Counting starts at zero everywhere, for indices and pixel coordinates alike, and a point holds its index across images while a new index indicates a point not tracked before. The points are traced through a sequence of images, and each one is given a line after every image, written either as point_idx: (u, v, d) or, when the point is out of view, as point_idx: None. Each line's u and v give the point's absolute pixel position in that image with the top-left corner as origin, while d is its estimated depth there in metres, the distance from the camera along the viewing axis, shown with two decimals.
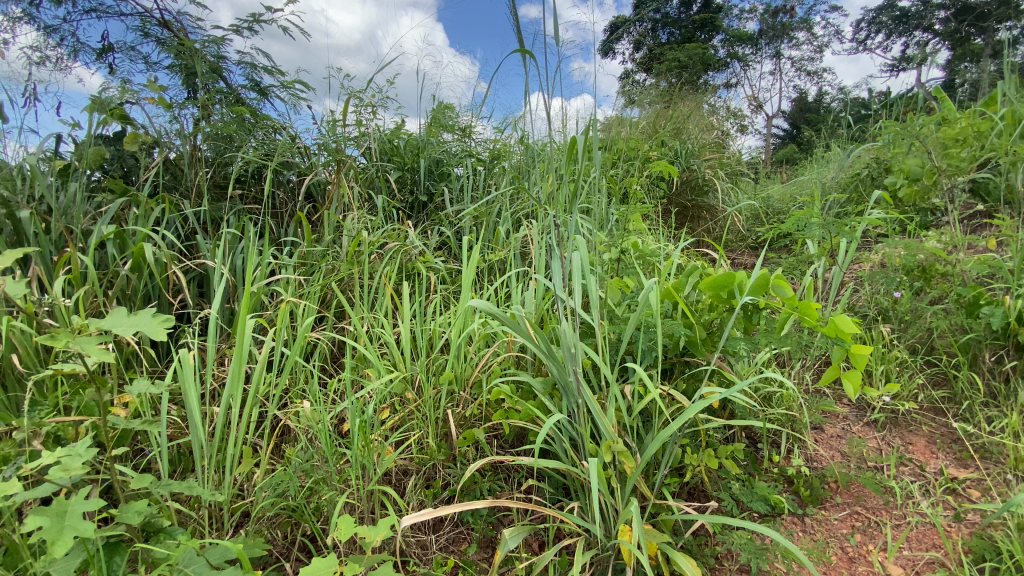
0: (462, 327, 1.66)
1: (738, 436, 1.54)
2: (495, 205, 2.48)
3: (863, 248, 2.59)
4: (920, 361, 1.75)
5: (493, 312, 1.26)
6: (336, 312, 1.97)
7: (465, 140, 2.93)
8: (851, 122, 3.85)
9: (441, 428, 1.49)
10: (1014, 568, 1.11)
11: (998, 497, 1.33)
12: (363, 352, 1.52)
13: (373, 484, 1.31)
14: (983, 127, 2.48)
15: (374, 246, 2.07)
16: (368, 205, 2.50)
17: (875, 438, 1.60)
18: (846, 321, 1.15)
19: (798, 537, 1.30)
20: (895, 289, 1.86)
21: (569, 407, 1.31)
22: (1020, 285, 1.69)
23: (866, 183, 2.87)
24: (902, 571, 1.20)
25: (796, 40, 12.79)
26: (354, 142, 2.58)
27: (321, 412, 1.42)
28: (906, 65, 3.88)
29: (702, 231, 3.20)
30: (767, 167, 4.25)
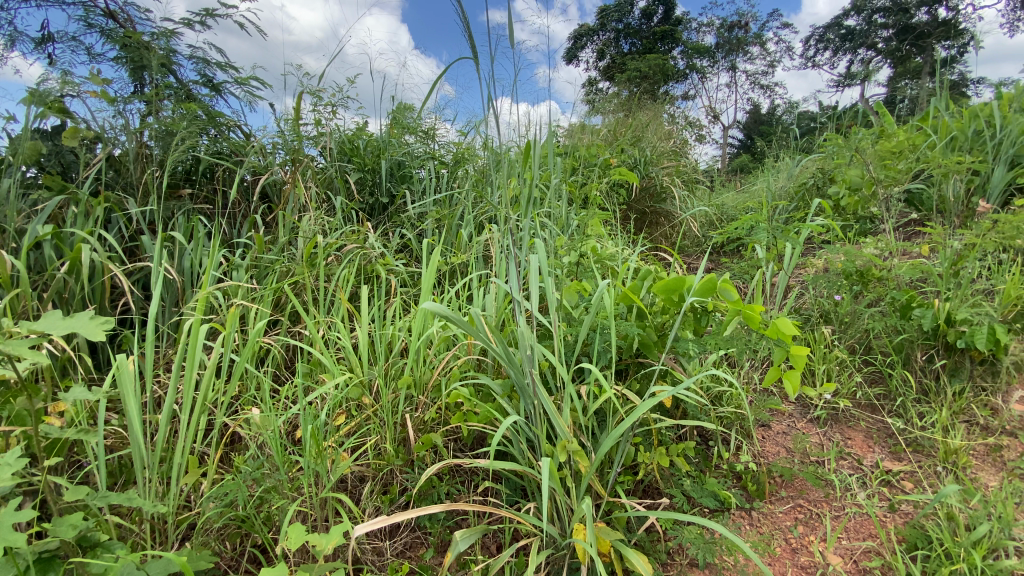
0: (421, 330, 1.64)
1: (690, 435, 1.59)
2: (457, 208, 2.48)
3: (808, 253, 2.73)
4: (858, 360, 1.85)
5: (448, 315, 1.21)
6: (291, 316, 1.92)
7: (428, 143, 2.91)
8: (799, 134, 4.05)
9: (399, 433, 1.47)
10: (942, 554, 1.19)
11: (929, 488, 1.42)
12: (318, 356, 1.49)
13: (327, 491, 1.28)
14: (918, 140, 2.65)
15: (331, 248, 2.03)
16: (326, 206, 2.46)
17: (817, 434, 1.68)
18: (787, 324, 1.22)
19: (745, 531, 1.36)
20: (835, 292, 1.97)
21: (526, 409, 1.32)
22: (947, 289, 1.82)
23: (812, 192, 3.02)
24: (841, 560, 1.27)
25: (750, 53, 13.29)
26: (312, 140, 2.52)
27: (272, 419, 1.38)
28: (850, 81, 4.12)
29: (659, 236, 3.30)
30: (722, 175, 4.41)
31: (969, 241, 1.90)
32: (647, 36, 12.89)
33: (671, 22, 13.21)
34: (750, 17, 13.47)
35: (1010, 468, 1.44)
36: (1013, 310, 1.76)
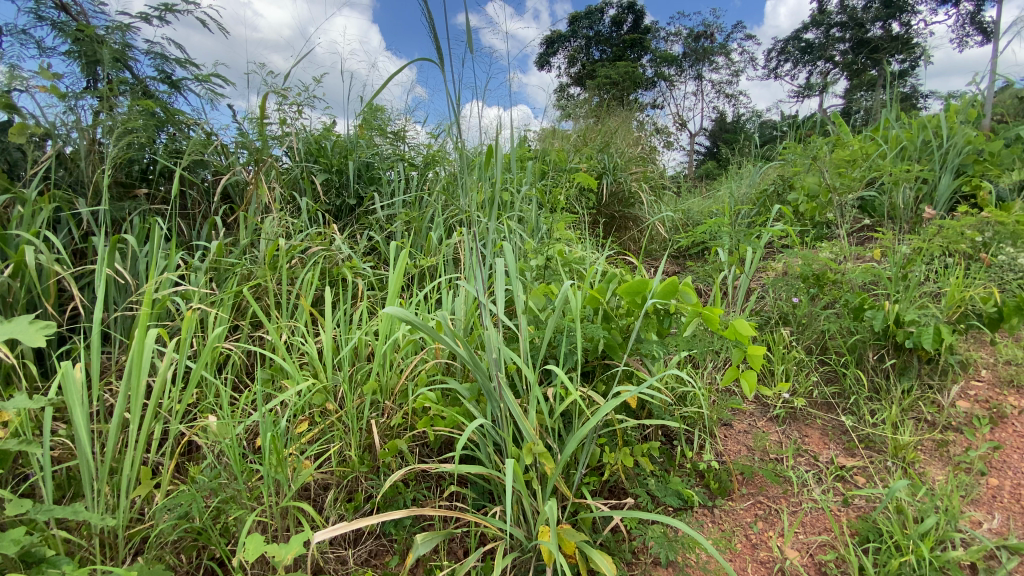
0: (388, 334, 1.62)
1: (655, 435, 1.63)
2: (427, 211, 2.46)
3: (768, 256, 2.82)
4: (814, 360, 1.92)
5: (413, 320, 1.19)
6: (252, 320, 1.87)
7: (398, 144, 2.88)
8: (761, 142, 4.19)
9: (364, 439, 1.44)
10: (892, 546, 1.24)
11: (880, 482, 1.48)
12: (279, 362, 1.45)
13: (288, 500, 1.25)
14: (871, 150, 2.77)
15: (295, 251, 1.98)
16: (291, 208, 2.41)
17: (777, 432, 1.73)
18: (744, 325, 1.25)
19: (707, 528, 1.39)
20: (794, 295, 2.03)
21: (493, 412, 1.31)
22: (896, 292, 1.90)
23: (772, 198, 3.12)
24: (798, 554, 1.31)
25: (716, 63, 13.66)
26: (276, 140, 2.46)
27: (231, 427, 1.33)
28: (809, 92, 4.28)
29: (627, 240, 3.35)
30: (688, 181, 4.52)
31: (916, 246, 2.00)
32: (617, 43, 13.11)
33: (640, 30, 13.47)
34: (716, 28, 13.86)
35: (953, 461, 1.52)
36: (956, 312, 1.86)
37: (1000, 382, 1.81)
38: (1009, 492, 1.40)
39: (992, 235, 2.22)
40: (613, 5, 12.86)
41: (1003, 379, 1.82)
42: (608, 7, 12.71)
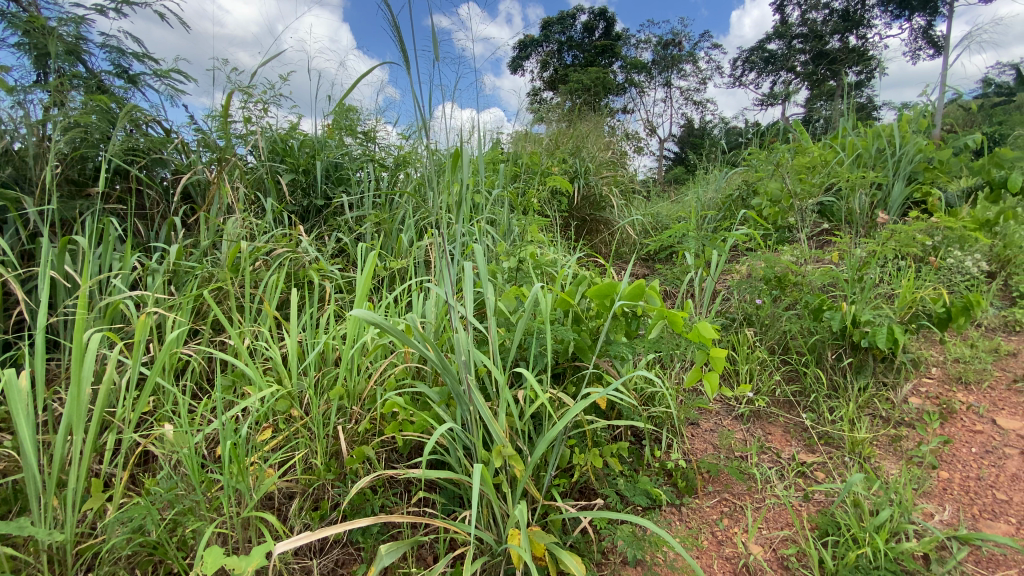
0: (356, 337, 1.59)
1: (624, 435, 1.65)
2: (397, 213, 2.43)
3: (733, 259, 2.90)
4: (776, 360, 1.97)
5: (380, 323, 1.17)
6: (213, 324, 1.81)
7: (368, 145, 2.84)
8: (727, 148, 4.30)
9: (330, 446, 1.41)
10: (850, 539, 1.28)
11: (839, 477, 1.53)
12: (240, 368, 1.40)
13: (250, 510, 1.21)
14: (829, 157, 2.87)
15: (258, 253, 1.92)
16: (255, 208, 2.34)
17: (741, 430, 1.78)
18: (706, 328, 1.29)
19: (674, 526, 1.42)
20: (757, 296, 2.09)
21: (463, 416, 1.30)
22: (853, 293, 1.98)
23: (737, 203, 3.21)
24: (761, 549, 1.35)
25: (685, 70, 13.97)
26: (240, 138, 2.38)
27: (188, 436, 1.28)
28: (773, 100, 4.43)
29: (598, 242, 3.39)
30: (657, 186, 4.60)
31: (871, 249, 2.09)
32: (589, 49, 13.27)
33: (611, 37, 13.68)
34: (685, 36, 14.20)
35: (906, 455, 1.59)
36: (908, 312, 1.94)
37: (949, 379, 1.90)
38: (958, 484, 1.47)
39: (941, 239, 2.34)
40: (585, 11, 13.02)
41: (951, 376, 1.91)
42: (580, 13, 12.87)
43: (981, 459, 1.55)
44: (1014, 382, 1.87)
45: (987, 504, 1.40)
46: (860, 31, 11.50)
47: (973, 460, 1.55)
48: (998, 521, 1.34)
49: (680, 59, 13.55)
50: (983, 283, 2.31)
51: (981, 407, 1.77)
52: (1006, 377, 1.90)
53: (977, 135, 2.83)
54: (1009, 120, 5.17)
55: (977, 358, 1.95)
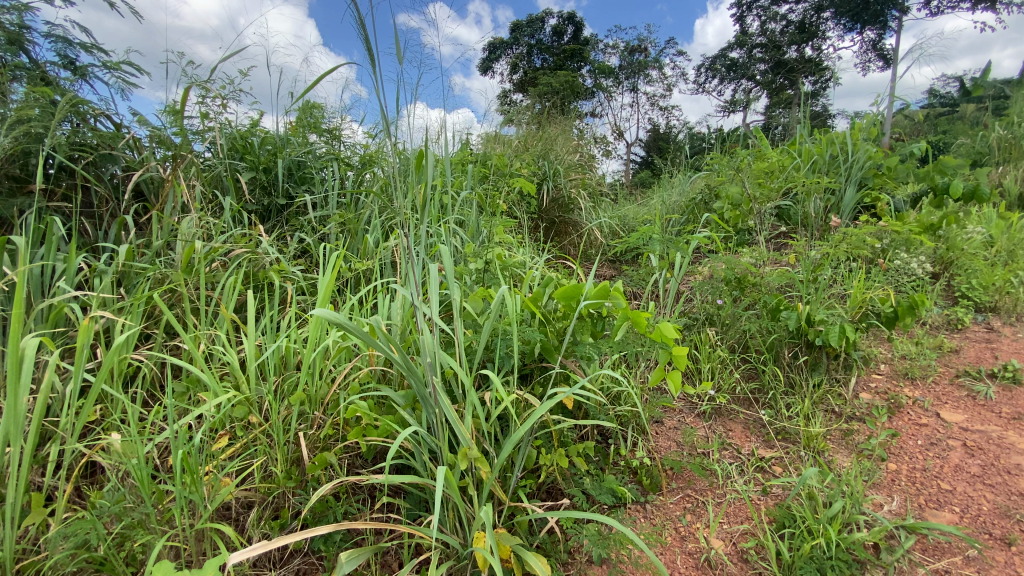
0: (318, 340, 1.55)
1: (590, 435, 1.67)
2: (363, 213, 2.39)
3: (696, 261, 2.98)
4: (737, 358, 2.02)
5: (343, 324, 1.14)
6: (166, 329, 1.73)
7: (333, 143, 2.78)
8: (690, 153, 4.42)
9: (291, 453, 1.36)
10: (805, 531, 1.33)
11: (795, 470, 1.58)
12: (195, 373, 1.35)
13: (204, 521, 1.16)
14: (787, 162, 2.98)
15: (216, 254, 1.85)
16: (212, 207, 2.26)
17: (704, 427, 1.82)
18: (668, 327, 1.32)
19: (639, 523, 1.44)
20: (718, 297, 2.15)
21: (428, 419, 1.29)
22: (808, 293, 2.05)
23: (700, 207, 3.30)
24: (722, 543, 1.39)
25: (651, 76, 14.24)
26: (197, 134, 2.29)
27: (137, 445, 1.22)
28: (735, 106, 4.57)
29: (567, 244, 3.42)
30: (624, 189, 4.68)
31: (825, 251, 2.17)
32: (558, 53, 13.40)
33: (580, 41, 13.83)
34: (651, 43, 14.52)
35: (857, 448, 1.66)
36: (859, 312, 2.03)
37: (897, 375, 2.00)
38: (905, 475, 1.54)
39: (889, 242, 2.46)
40: (554, 15, 13.13)
41: (898, 372, 2.01)
42: (549, 16, 12.97)
43: (926, 451, 1.63)
44: (955, 377, 1.98)
45: (932, 493, 1.47)
46: (815, 42, 12.03)
47: (918, 452, 1.63)
48: (942, 509, 1.42)
49: (647, 65, 13.83)
50: (927, 284, 2.45)
51: (925, 401, 1.87)
52: (949, 372, 2.02)
53: (922, 143, 2.97)
54: (949, 129, 5.50)
55: (921, 355, 2.07)
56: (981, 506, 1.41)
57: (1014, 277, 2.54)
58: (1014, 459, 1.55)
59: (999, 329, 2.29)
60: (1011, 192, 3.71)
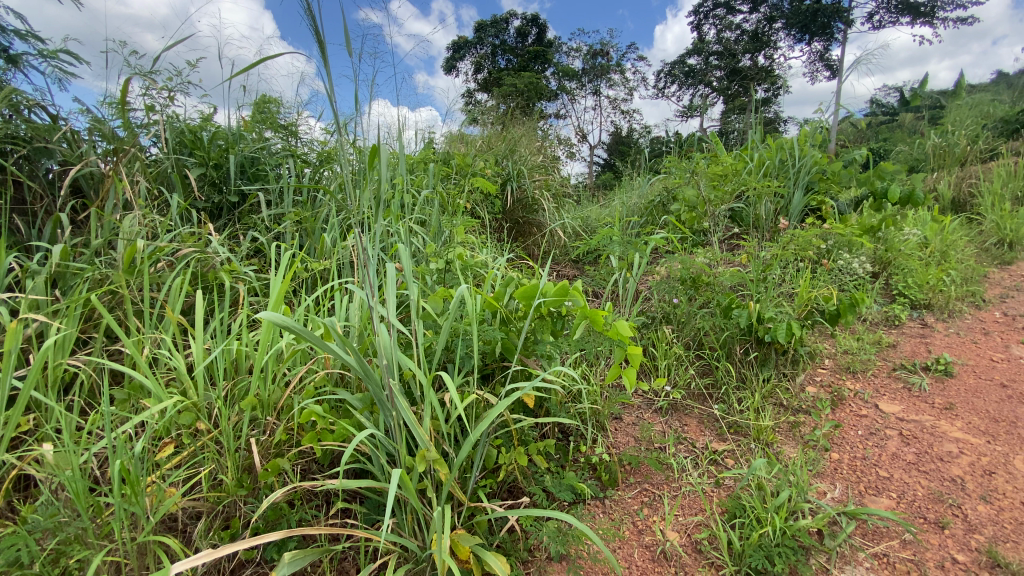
0: (271, 343, 1.49)
1: (551, 433, 1.69)
2: (321, 212, 2.33)
3: (654, 261, 3.06)
4: (691, 355, 2.09)
5: (294, 327, 1.10)
6: (107, 332, 1.64)
7: (289, 139, 2.70)
8: (650, 156, 4.52)
9: (242, 460, 1.31)
10: (755, 519, 1.39)
11: (745, 462, 1.65)
12: (137, 379, 1.28)
13: (147, 534, 1.11)
14: (741, 166, 3.09)
15: (161, 253, 1.77)
16: (158, 205, 2.16)
17: (660, 423, 1.87)
18: (624, 325, 1.35)
19: (598, 518, 1.48)
20: (674, 296, 2.21)
21: (386, 422, 1.26)
22: (758, 292, 2.14)
23: (658, 209, 3.38)
24: (677, 535, 1.43)
25: (614, 80, 14.49)
26: (141, 127, 2.16)
27: (73, 456, 1.15)
28: (692, 111, 4.71)
29: (531, 244, 3.44)
30: (587, 191, 4.75)
31: (774, 252, 2.27)
32: (522, 54, 13.44)
33: (544, 43, 13.92)
34: (613, 47, 14.79)
35: (803, 440, 1.75)
36: (805, 309, 2.14)
37: (839, 369, 2.12)
38: (847, 464, 1.63)
39: (833, 243, 2.59)
40: (519, 15, 13.17)
41: (842, 366, 2.13)
42: (513, 17, 12.99)
43: (866, 441, 1.73)
44: (892, 370, 2.11)
45: (871, 480, 1.56)
46: (768, 52, 12.56)
47: (859, 441, 1.73)
48: (880, 496, 1.50)
49: (609, 68, 14.05)
50: (868, 283, 2.59)
51: (865, 393, 1.98)
52: (887, 366, 2.14)
53: (863, 150, 3.14)
54: (889, 137, 5.85)
55: (862, 350, 2.20)
56: (916, 492, 1.50)
57: (945, 276, 2.72)
58: (945, 447, 1.67)
59: (932, 324, 2.46)
60: (945, 196, 3.97)
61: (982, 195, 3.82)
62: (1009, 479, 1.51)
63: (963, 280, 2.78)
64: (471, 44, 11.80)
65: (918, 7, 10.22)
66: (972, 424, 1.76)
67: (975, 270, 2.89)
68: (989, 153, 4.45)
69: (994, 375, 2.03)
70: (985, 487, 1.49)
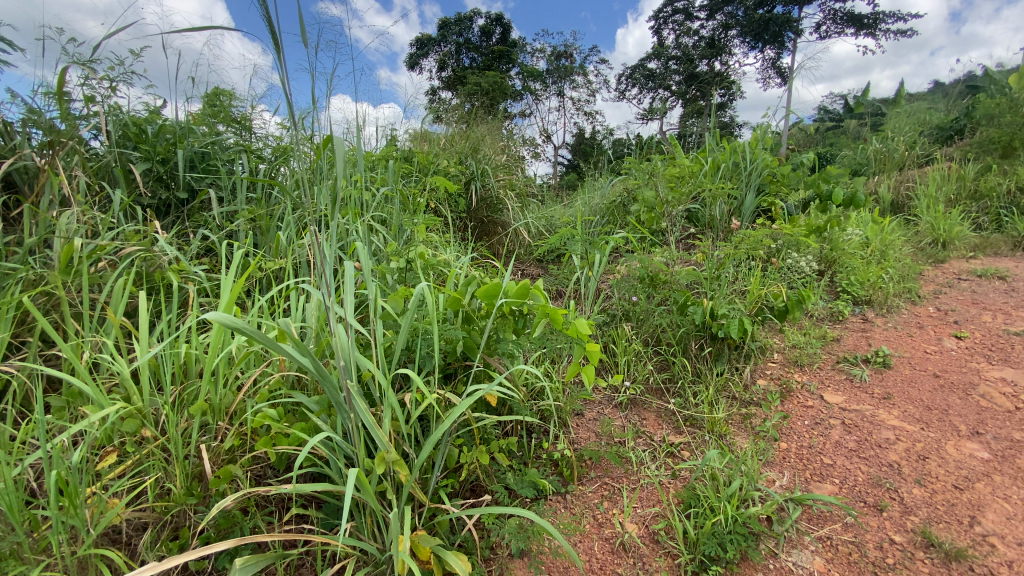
0: (221, 346, 1.43)
1: (514, 431, 1.71)
2: (277, 210, 2.27)
3: (615, 261, 3.13)
4: (650, 351, 2.15)
5: (245, 328, 1.06)
6: (42, 336, 1.55)
7: (242, 134, 2.62)
8: (613, 158, 4.60)
9: (192, 468, 1.26)
10: (708, 508, 1.44)
11: (700, 454, 1.71)
12: (76, 386, 1.20)
13: (88, 548, 1.06)
14: (697, 168, 3.19)
15: (103, 252, 1.68)
16: (100, 201, 2.05)
17: (620, 418, 1.92)
18: (583, 324, 1.38)
19: (559, 513, 1.50)
20: (633, 294, 2.27)
21: (344, 425, 1.24)
22: (712, 290, 2.22)
23: (619, 209, 3.46)
24: (635, 527, 1.47)
25: (578, 81, 14.66)
26: (81, 118, 2.04)
27: (3, 469, 1.08)
28: (653, 114, 4.82)
29: (495, 243, 3.45)
30: (551, 191, 4.79)
31: (728, 251, 2.35)
32: (487, 53, 13.42)
33: (508, 42, 13.92)
34: (577, 49, 14.97)
35: (754, 431, 1.83)
36: (755, 306, 2.23)
37: (788, 363, 2.23)
38: (794, 453, 1.72)
39: (783, 243, 2.71)
40: (483, 14, 13.15)
41: (790, 360, 2.24)
42: (477, 16, 12.95)
43: (811, 430, 1.83)
44: (837, 363, 2.23)
45: (816, 467, 1.65)
46: (724, 58, 13.00)
47: (805, 431, 1.82)
48: (824, 482, 1.59)
49: (573, 70, 14.21)
50: (814, 281, 2.73)
51: (811, 385, 2.09)
52: (831, 359, 2.27)
53: (810, 154, 3.30)
54: (835, 141, 6.16)
55: (809, 344, 2.31)
56: (857, 477, 1.60)
57: (884, 274, 2.90)
58: (883, 434, 1.78)
59: (872, 319, 2.61)
60: (885, 199, 4.22)
61: (918, 198, 4.08)
62: (940, 463, 1.62)
63: (901, 277, 2.96)
64: (435, 42, 11.67)
65: (861, 20, 10.82)
66: (907, 412, 1.88)
67: (911, 268, 3.08)
68: (926, 158, 4.75)
69: (927, 366, 2.18)
70: (919, 471, 1.59)
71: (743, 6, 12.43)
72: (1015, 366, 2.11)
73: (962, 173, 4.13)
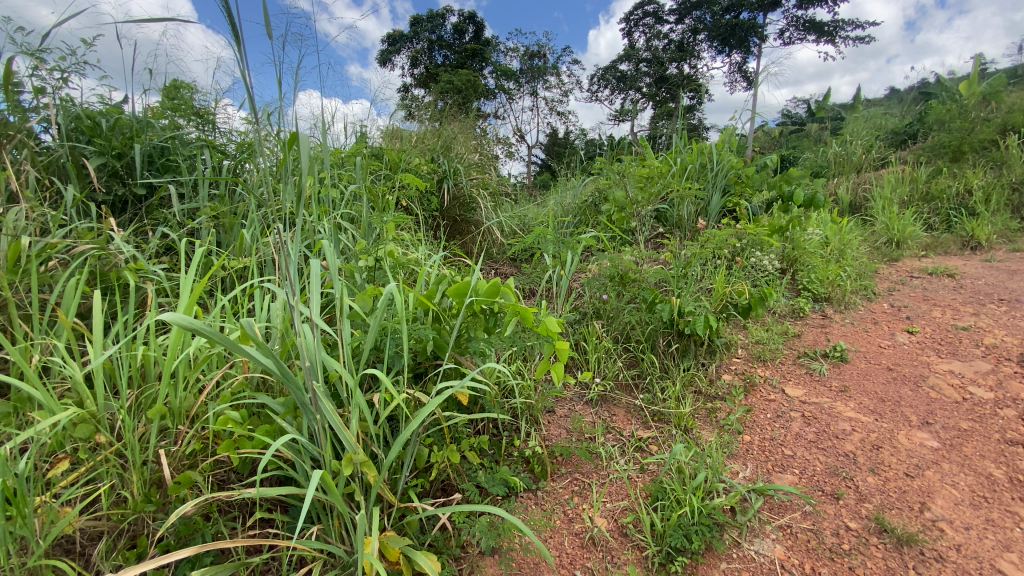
0: (181, 348, 1.39)
1: (485, 429, 1.71)
2: (241, 207, 2.21)
3: (586, 260, 3.16)
4: (619, 348, 2.18)
5: (204, 329, 1.03)
6: None
7: (204, 128, 2.54)
8: (584, 158, 4.65)
9: (150, 474, 1.22)
10: (674, 501, 1.48)
11: (667, 447, 1.75)
12: (24, 390, 1.15)
13: (38, 559, 1.01)
14: (666, 168, 3.24)
15: (54, 251, 1.60)
16: (50, 197, 1.95)
17: (591, 414, 1.95)
18: (553, 323, 1.39)
19: (529, 509, 1.52)
20: (604, 292, 2.30)
21: (310, 426, 1.22)
22: (679, 288, 2.27)
23: (591, 209, 3.50)
24: (605, 521, 1.50)
25: (550, 81, 14.73)
26: (29, 110, 1.94)
27: None
28: (623, 115, 4.88)
29: (467, 242, 3.45)
30: (524, 190, 4.80)
31: (694, 250, 2.41)
32: (459, 52, 13.34)
33: (480, 41, 13.86)
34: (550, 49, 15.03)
35: (719, 424, 1.88)
36: (721, 304, 2.29)
37: (751, 358, 2.30)
38: (757, 445, 1.78)
39: (747, 242, 2.80)
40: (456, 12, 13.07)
41: (754, 356, 2.31)
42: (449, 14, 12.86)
43: (773, 423, 1.89)
44: (798, 358, 2.32)
45: (778, 459, 1.71)
46: (693, 61, 13.29)
47: (767, 424, 1.89)
48: (785, 472, 1.65)
49: (546, 70, 14.26)
50: (777, 279, 2.83)
51: (773, 379, 2.17)
52: (792, 354, 2.35)
53: (773, 156, 3.40)
54: (798, 144, 6.38)
55: (771, 340, 2.39)
56: (815, 467, 1.66)
57: (842, 272, 3.02)
58: (840, 425, 1.86)
59: (831, 315, 2.73)
60: (844, 200, 4.39)
61: (874, 199, 4.27)
62: (893, 452, 1.70)
63: (857, 275, 3.09)
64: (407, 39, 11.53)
65: (822, 27, 11.23)
66: (862, 404, 1.97)
67: (867, 267, 3.22)
68: (881, 161, 4.97)
69: (882, 359, 2.28)
70: (873, 460, 1.67)
71: (711, 11, 12.71)
72: (962, 359, 2.24)
73: (915, 176, 4.33)
